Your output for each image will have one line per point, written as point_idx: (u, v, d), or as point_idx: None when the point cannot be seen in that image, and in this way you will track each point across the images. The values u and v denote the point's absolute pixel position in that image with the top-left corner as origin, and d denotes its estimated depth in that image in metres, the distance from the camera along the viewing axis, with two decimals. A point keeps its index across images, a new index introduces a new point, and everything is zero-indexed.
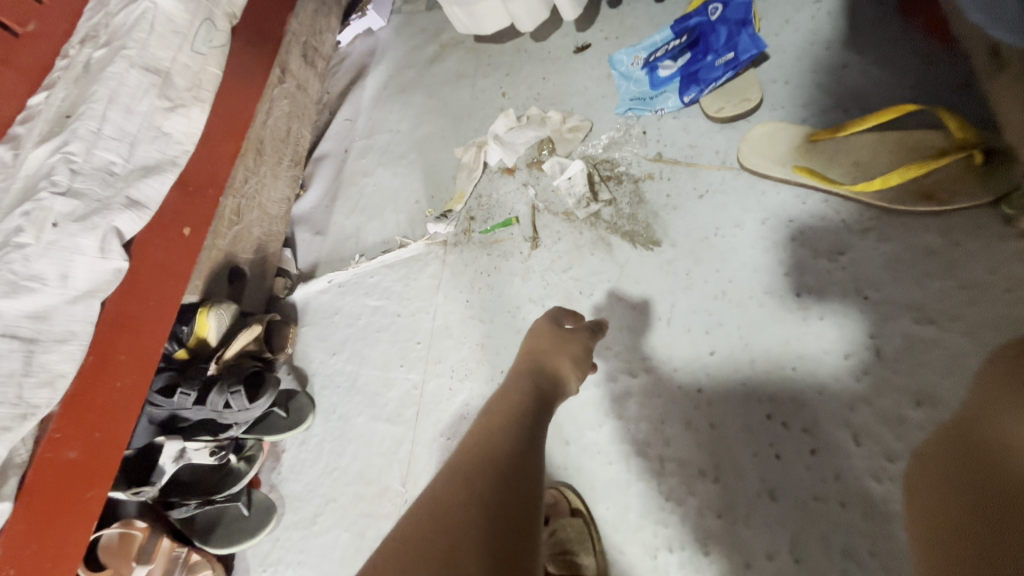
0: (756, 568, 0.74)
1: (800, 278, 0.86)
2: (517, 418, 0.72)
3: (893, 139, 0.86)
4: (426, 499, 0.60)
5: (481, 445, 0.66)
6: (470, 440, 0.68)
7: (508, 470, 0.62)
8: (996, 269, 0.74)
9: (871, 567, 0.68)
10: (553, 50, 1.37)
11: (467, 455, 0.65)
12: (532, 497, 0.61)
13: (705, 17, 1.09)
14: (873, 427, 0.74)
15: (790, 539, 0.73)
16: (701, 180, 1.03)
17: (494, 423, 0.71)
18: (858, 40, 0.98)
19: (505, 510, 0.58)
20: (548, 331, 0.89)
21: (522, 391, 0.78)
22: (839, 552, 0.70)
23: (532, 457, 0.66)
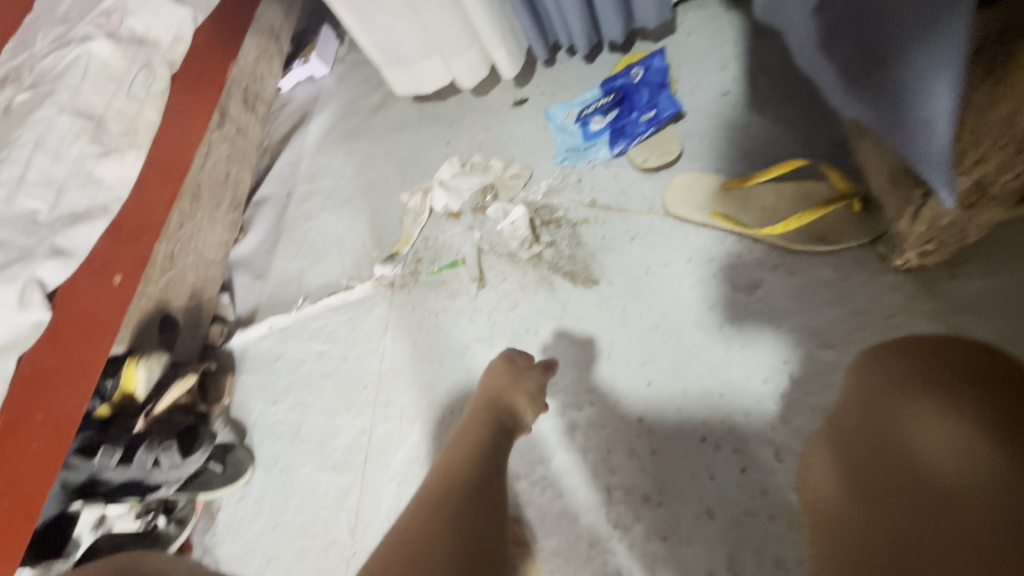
0: None
1: (722, 310, 0.96)
2: (475, 460, 0.74)
3: (790, 189, 0.99)
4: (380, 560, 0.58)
5: (436, 497, 0.66)
6: (423, 495, 0.68)
7: (472, 509, 0.64)
8: (881, 298, 0.86)
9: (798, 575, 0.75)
10: (494, 103, 1.47)
11: (420, 509, 0.65)
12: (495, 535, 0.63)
13: (629, 79, 1.21)
14: (792, 444, 0.81)
15: (728, 556, 0.79)
16: (631, 224, 1.13)
17: (448, 474, 0.71)
18: (757, 103, 1.13)
19: (473, 548, 0.59)
20: (504, 372, 0.91)
21: (476, 438, 0.79)
22: (770, 563, 0.76)
23: (491, 496, 0.68)
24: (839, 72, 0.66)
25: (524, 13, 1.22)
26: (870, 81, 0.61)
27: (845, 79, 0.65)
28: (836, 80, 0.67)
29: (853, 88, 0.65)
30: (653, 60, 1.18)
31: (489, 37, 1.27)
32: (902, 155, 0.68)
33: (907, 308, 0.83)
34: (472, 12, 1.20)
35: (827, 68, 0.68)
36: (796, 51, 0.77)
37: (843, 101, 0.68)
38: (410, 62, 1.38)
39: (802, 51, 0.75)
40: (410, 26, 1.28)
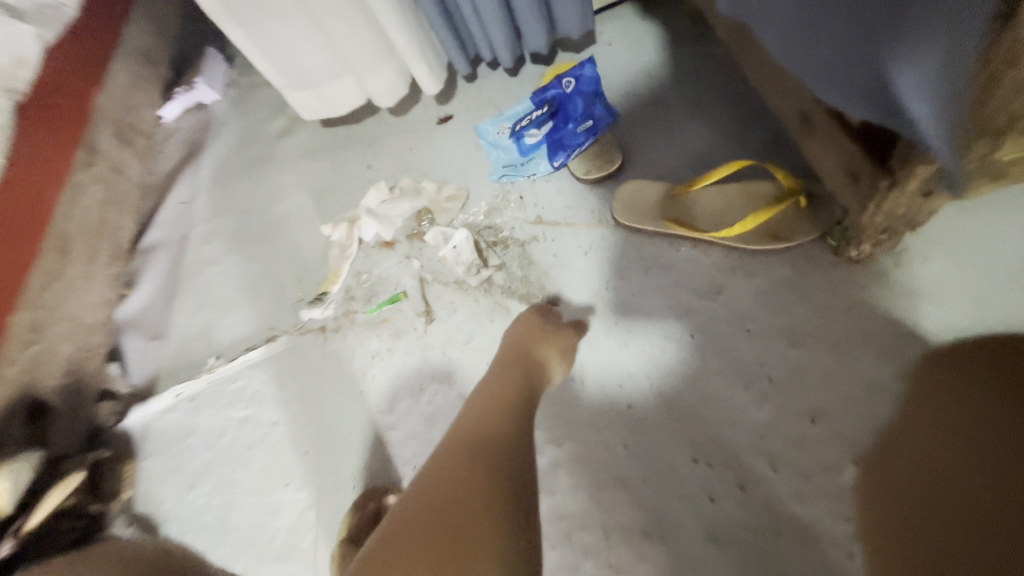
0: None
1: (691, 320, 0.93)
2: (513, 412, 0.74)
3: (736, 190, 0.98)
4: (422, 495, 0.61)
5: (477, 439, 0.67)
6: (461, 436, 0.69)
7: (509, 458, 0.65)
8: (841, 290, 0.86)
9: None
10: (417, 121, 1.37)
11: (460, 447, 0.66)
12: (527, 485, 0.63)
13: (559, 89, 1.15)
14: (785, 451, 0.78)
15: None
16: (582, 238, 1.07)
17: (489, 419, 0.71)
18: (689, 107, 1.13)
19: (508, 495, 0.60)
20: (536, 324, 0.92)
21: (513, 386, 0.80)
22: None
23: (527, 451, 0.68)
24: (845, 67, 0.55)
25: (441, 24, 1.14)
26: (884, 82, 0.51)
27: (851, 76, 0.54)
28: (837, 79, 0.56)
29: (862, 88, 0.54)
30: (582, 68, 1.13)
31: (406, 51, 1.17)
32: (860, 147, 0.68)
33: (866, 296, 0.84)
34: (386, 25, 1.10)
35: (829, 63, 0.57)
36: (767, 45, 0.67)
37: (844, 104, 0.58)
38: (318, 83, 1.24)
39: (783, 43, 0.63)
40: (317, 43, 1.15)
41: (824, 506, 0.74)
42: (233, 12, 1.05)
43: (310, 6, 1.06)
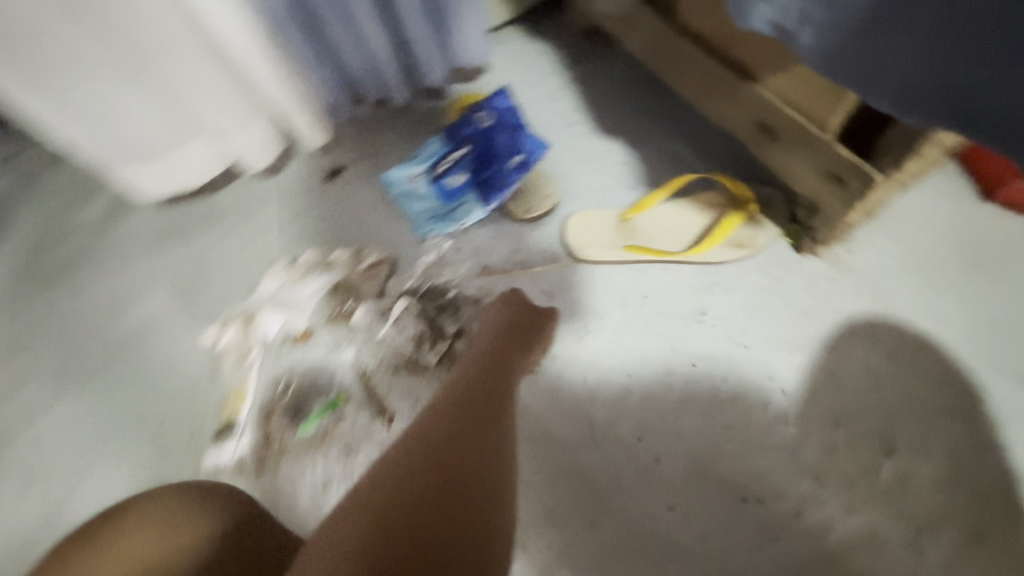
0: None
1: (686, 349, 0.87)
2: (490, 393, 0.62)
3: (686, 204, 0.96)
4: (434, 446, 0.51)
5: (482, 402, 0.59)
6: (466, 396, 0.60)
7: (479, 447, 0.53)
8: (814, 287, 0.87)
9: None
10: (298, 180, 1.12)
11: (465, 406, 0.57)
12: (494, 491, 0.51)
13: (476, 126, 1.03)
14: (825, 465, 0.76)
15: None
16: (542, 281, 0.96)
17: (486, 389, 0.62)
18: (609, 123, 1.07)
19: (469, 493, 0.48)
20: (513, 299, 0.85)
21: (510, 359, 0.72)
22: None
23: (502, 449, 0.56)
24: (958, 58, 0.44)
25: (307, 49, 0.93)
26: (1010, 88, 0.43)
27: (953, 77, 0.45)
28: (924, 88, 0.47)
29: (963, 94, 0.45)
30: (496, 101, 1.03)
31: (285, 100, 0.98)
32: (841, 150, 0.67)
33: (838, 289, 0.86)
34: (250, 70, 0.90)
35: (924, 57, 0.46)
36: (788, 30, 0.53)
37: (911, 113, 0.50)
38: (159, 153, 0.95)
39: (828, 18, 0.50)
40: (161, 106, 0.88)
41: (879, 510, 0.73)
42: (30, 86, 0.76)
43: (146, 60, 0.81)
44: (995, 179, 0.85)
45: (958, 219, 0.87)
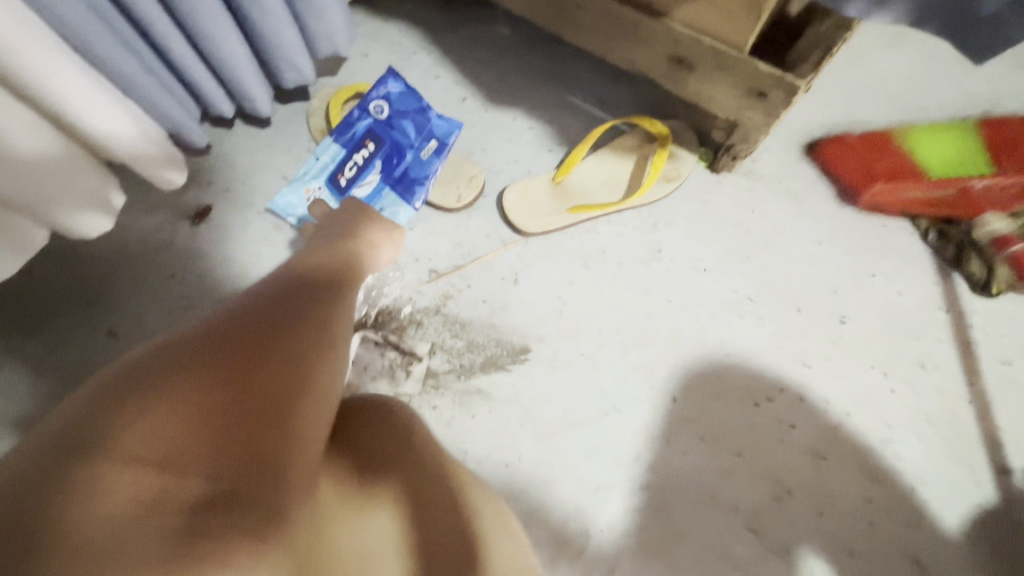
0: (874, 516, 0.78)
1: (658, 288, 0.89)
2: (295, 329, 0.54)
3: (607, 153, 0.95)
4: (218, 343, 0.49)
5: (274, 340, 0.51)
6: (242, 329, 0.51)
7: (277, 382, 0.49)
8: (737, 200, 0.95)
9: (898, 434, 0.81)
10: (162, 239, 0.91)
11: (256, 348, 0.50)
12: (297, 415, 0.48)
13: (372, 118, 0.91)
14: (803, 348, 0.86)
15: (861, 471, 0.80)
16: (500, 268, 0.90)
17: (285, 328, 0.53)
18: (503, 88, 1.02)
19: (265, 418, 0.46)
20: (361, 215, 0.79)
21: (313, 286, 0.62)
22: (881, 445, 0.81)
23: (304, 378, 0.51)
24: None
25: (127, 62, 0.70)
26: None
27: None
28: None
29: None
30: (387, 86, 0.91)
31: (134, 155, 0.79)
32: (762, 67, 0.72)
33: (757, 196, 0.95)
34: (88, 121, 0.69)
35: None
36: None
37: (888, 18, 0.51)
38: None
39: None
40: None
41: (856, 369, 0.85)
42: None
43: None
44: (853, 183, 0.93)
45: (823, 109, 1.00)
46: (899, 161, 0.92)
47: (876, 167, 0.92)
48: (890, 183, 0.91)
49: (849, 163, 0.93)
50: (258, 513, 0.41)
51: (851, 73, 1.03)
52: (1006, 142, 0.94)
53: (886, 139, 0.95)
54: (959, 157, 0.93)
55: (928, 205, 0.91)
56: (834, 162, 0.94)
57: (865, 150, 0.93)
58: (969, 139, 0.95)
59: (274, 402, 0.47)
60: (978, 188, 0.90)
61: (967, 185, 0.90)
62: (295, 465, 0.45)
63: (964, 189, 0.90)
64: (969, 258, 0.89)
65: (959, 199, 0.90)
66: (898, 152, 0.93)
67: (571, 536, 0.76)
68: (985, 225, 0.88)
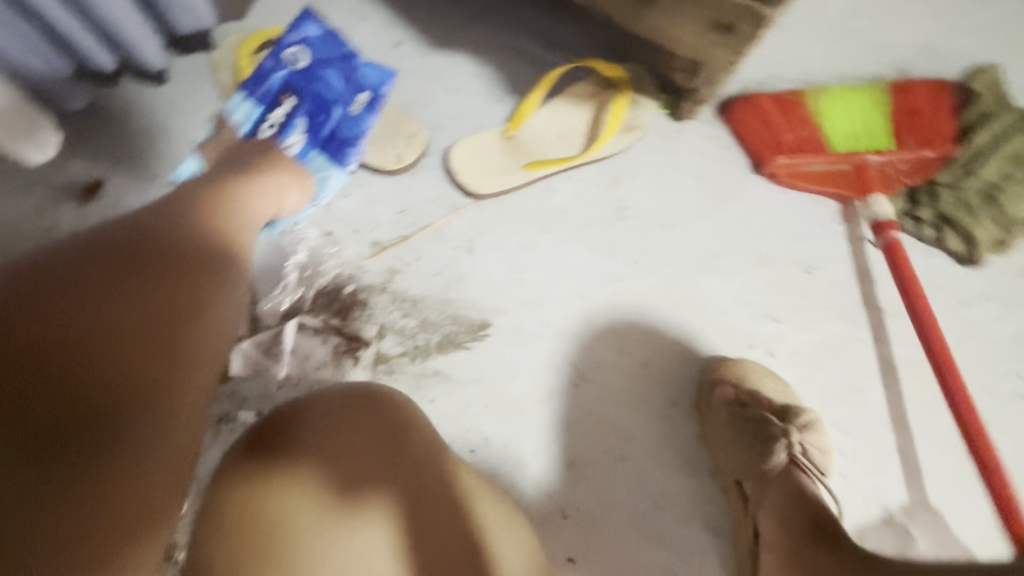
0: (843, 466, 0.77)
1: (623, 248, 0.83)
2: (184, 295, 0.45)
3: (562, 102, 0.86)
4: (116, 288, 0.42)
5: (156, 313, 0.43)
6: (114, 299, 0.41)
7: (159, 360, 0.41)
8: (702, 149, 0.89)
9: (866, 383, 0.81)
10: (40, 223, 0.76)
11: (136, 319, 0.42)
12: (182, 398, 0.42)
13: (288, 69, 0.79)
14: (771, 302, 0.83)
15: (831, 422, 0.79)
16: (450, 237, 0.81)
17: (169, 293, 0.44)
18: (443, 31, 0.90)
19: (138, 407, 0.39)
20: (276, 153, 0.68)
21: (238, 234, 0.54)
22: (850, 395, 0.80)
23: (194, 355, 0.43)
24: None
25: None
26: None
27: None
28: None
29: None
30: (303, 30, 0.79)
31: None
32: None
33: (721, 144, 0.89)
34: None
35: None
36: None
37: None
38: None
39: None
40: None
41: (824, 319, 0.83)
42: None
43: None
44: (759, 151, 0.86)
45: (787, 47, 0.94)
46: (802, 131, 0.84)
47: (782, 135, 0.85)
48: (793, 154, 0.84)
49: (754, 129, 0.87)
50: (113, 510, 0.37)
51: (812, 9, 0.97)
52: (910, 113, 0.85)
53: (796, 104, 0.86)
54: (864, 128, 0.85)
55: (825, 179, 0.85)
56: (740, 127, 0.88)
57: (777, 114, 0.86)
58: (879, 105, 0.86)
59: (143, 417, 0.39)
60: (874, 164, 0.83)
61: (866, 160, 0.83)
62: (168, 448, 0.40)
63: (861, 165, 0.83)
64: (948, 235, 0.84)
65: (854, 176, 0.84)
66: (803, 120, 0.85)
67: (546, 517, 0.72)
68: (875, 207, 0.81)
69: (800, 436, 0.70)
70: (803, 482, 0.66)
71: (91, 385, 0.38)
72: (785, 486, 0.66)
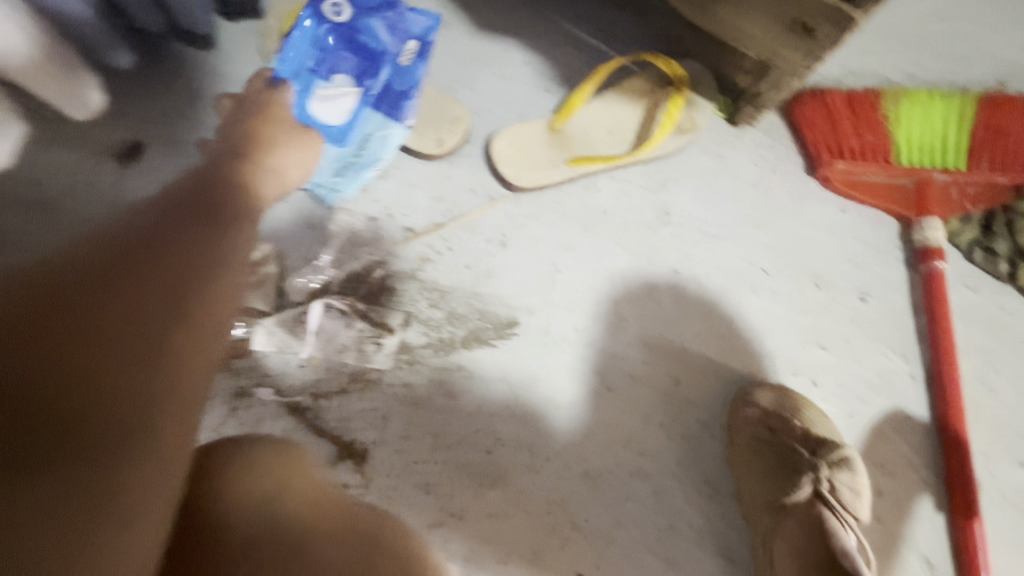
0: (881, 509, 0.72)
1: (663, 256, 0.79)
2: (172, 298, 0.41)
3: (614, 97, 0.82)
4: (93, 290, 0.40)
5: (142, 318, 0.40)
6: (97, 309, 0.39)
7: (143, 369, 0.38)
8: (758, 158, 0.84)
9: (915, 424, 0.75)
10: (78, 180, 0.76)
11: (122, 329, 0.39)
12: (175, 406, 0.39)
13: (310, 9, 0.64)
14: (819, 328, 0.78)
15: (872, 461, 0.74)
16: (485, 229, 0.78)
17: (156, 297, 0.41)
18: (496, 15, 0.86)
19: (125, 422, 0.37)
20: (265, 122, 0.61)
21: (238, 211, 0.51)
22: (896, 434, 0.75)
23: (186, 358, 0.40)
24: None
25: None
26: None
27: None
28: None
29: None
30: None
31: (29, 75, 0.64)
32: None
33: (780, 154, 0.84)
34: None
35: None
36: None
37: None
38: None
39: None
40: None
41: (874, 351, 0.77)
42: None
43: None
44: (818, 152, 0.81)
45: (861, 57, 0.87)
46: (869, 136, 0.79)
47: (847, 138, 0.79)
48: (854, 160, 0.79)
49: (817, 127, 0.81)
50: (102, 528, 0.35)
51: (895, 18, 0.90)
52: (994, 133, 0.79)
53: (871, 104, 0.80)
54: (938, 143, 0.78)
55: (887, 191, 0.79)
56: (804, 122, 0.82)
57: (846, 115, 0.80)
58: (962, 120, 0.79)
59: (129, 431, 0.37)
60: (939, 183, 0.78)
61: (929, 178, 0.78)
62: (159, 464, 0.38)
63: (924, 183, 0.78)
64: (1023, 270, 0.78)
65: (913, 194, 0.79)
66: (872, 124, 0.79)
67: (556, 529, 0.69)
68: (926, 230, 0.77)
69: (827, 472, 0.65)
70: (824, 513, 0.62)
71: (65, 392, 0.36)
72: (804, 516, 0.63)
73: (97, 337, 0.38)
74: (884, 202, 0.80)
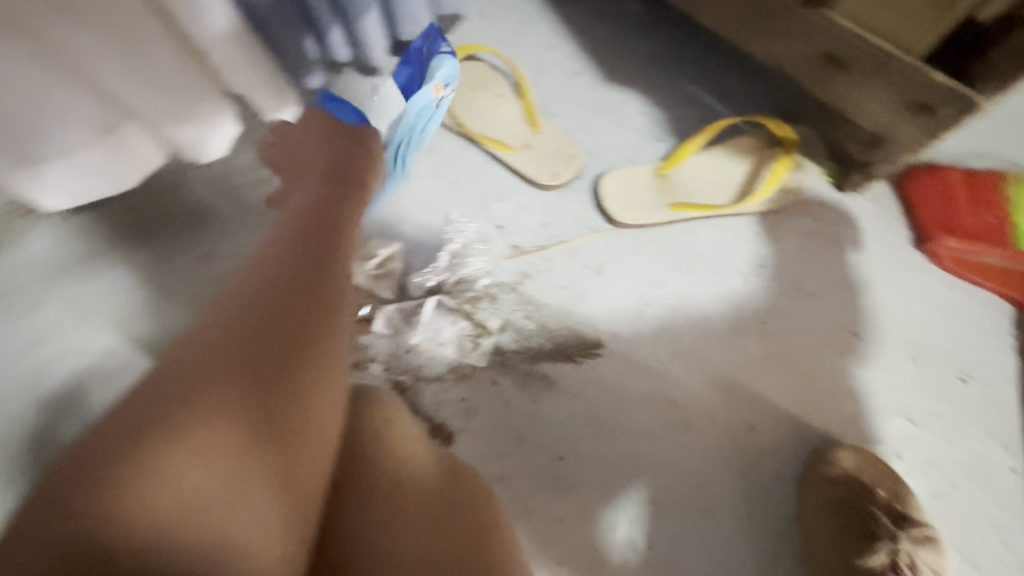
0: None
1: (752, 306, 0.82)
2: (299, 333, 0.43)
3: (724, 151, 0.88)
4: (235, 323, 0.42)
5: (274, 354, 0.41)
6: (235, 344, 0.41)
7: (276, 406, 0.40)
8: (863, 225, 0.85)
9: (1011, 519, 0.71)
10: None
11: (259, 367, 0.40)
12: (299, 438, 0.41)
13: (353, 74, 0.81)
14: (911, 402, 0.76)
15: (960, 550, 0.70)
16: (585, 256, 0.86)
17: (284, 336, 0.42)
18: (621, 70, 0.95)
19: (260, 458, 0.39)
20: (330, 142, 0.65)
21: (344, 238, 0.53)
22: (989, 525, 0.71)
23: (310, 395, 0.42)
24: None
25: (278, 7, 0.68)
26: None
27: None
28: None
29: None
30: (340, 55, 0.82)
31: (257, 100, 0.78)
32: (937, 74, 0.62)
33: (887, 224, 0.84)
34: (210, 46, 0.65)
35: None
36: None
37: None
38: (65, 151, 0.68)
39: None
40: (115, 115, 0.69)
41: (971, 435, 0.74)
42: None
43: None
44: (930, 226, 0.82)
45: (986, 138, 0.87)
46: (987, 218, 0.81)
47: (963, 216, 0.81)
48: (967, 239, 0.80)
49: (932, 202, 0.83)
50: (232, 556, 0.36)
51: None
52: None
53: (993, 187, 0.82)
54: None
55: (1000, 272, 0.80)
56: (917, 194, 0.84)
57: (963, 194, 0.82)
58: None
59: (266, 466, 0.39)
60: None
61: None
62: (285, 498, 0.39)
63: None
64: None
65: None
66: (992, 206, 0.81)
67: (616, 545, 0.73)
68: None
69: (908, 545, 0.65)
70: None
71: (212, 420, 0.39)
72: None
73: (240, 368, 0.40)
74: (997, 283, 0.80)
